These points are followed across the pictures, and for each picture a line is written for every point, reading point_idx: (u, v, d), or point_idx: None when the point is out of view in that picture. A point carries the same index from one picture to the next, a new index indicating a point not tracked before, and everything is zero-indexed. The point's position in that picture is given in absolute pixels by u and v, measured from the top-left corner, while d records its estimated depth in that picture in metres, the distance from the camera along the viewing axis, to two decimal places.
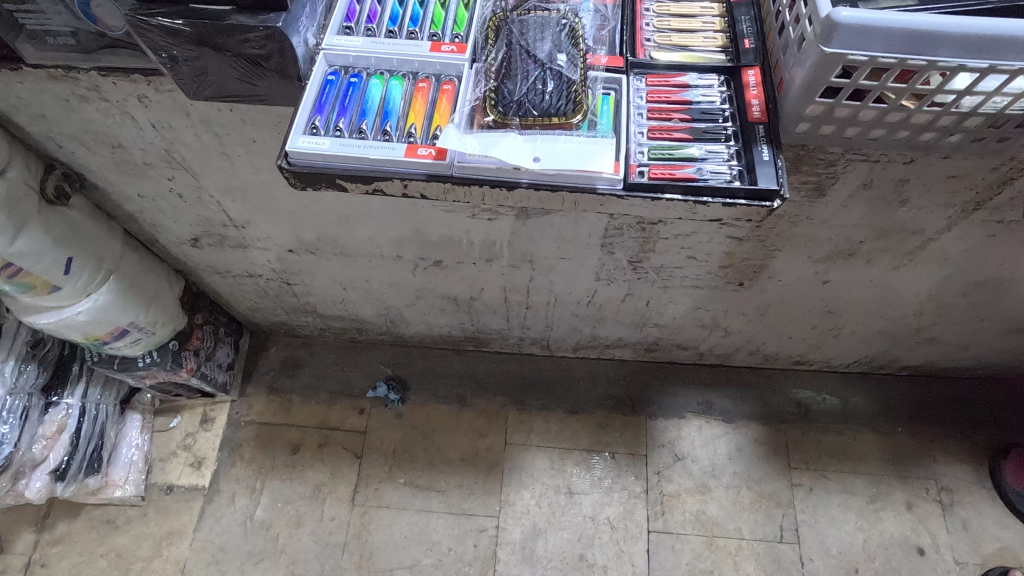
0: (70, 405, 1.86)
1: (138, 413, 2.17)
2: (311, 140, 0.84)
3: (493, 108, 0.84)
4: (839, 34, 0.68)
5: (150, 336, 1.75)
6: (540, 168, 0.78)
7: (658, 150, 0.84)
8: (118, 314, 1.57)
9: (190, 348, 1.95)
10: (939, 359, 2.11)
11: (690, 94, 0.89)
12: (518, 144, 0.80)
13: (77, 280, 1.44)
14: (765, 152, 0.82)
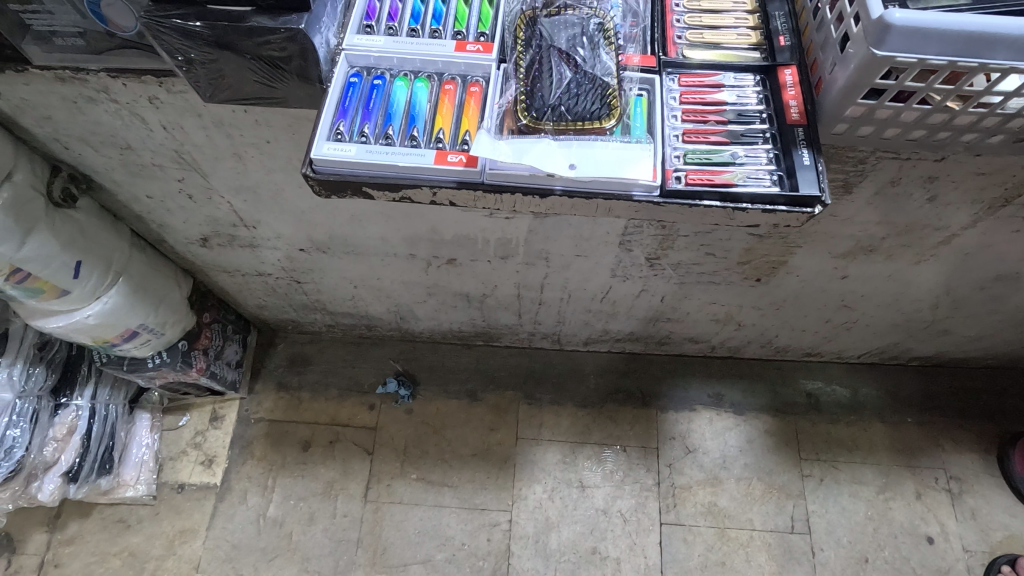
0: (80, 406, 1.83)
1: (147, 412, 2.16)
2: (336, 147, 0.81)
3: (526, 112, 0.81)
4: (891, 36, 0.66)
5: (160, 337, 1.72)
6: (575, 176, 0.76)
7: (694, 154, 0.82)
8: (128, 315, 1.54)
9: (199, 347, 1.93)
10: (951, 350, 2.11)
11: (726, 95, 0.86)
12: (552, 151, 0.77)
13: (87, 283, 1.41)
14: (805, 156, 0.80)
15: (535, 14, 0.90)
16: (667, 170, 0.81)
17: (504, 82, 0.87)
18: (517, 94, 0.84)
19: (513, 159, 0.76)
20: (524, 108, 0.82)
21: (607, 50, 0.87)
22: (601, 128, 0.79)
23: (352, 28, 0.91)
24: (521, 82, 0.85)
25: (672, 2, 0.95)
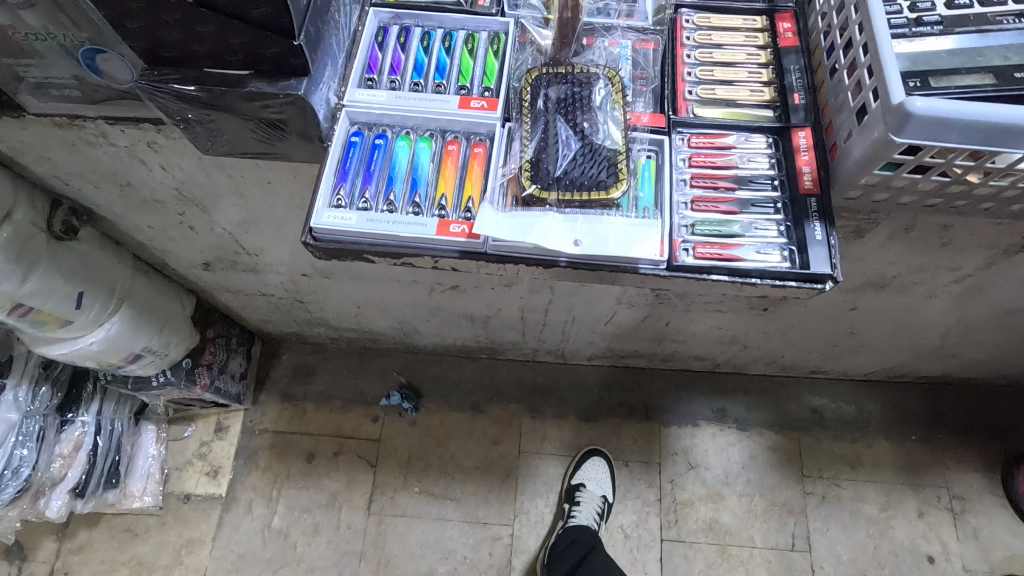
0: (86, 423, 1.86)
1: (155, 423, 2.19)
2: (337, 215, 0.79)
3: (531, 183, 0.78)
4: (912, 126, 0.63)
5: (164, 357, 1.72)
6: (580, 253, 0.74)
7: (703, 224, 0.80)
8: (132, 339, 1.54)
9: (204, 363, 1.93)
10: (960, 371, 2.08)
11: (738, 159, 0.84)
12: (557, 226, 0.75)
13: (89, 313, 1.41)
14: (818, 230, 0.77)
15: (543, 74, 0.86)
16: (675, 240, 0.79)
17: (508, 146, 0.83)
18: (523, 163, 0.80)
19: (517, 236, 0.74)
20: (531, 180, 0.78)
21: (617, 115, 0.82)
22: (610, 198, 0.76)
23: (354, 83, 0.88)
24: (526, 149, 0.81)
25: (683, 54, 0.92)
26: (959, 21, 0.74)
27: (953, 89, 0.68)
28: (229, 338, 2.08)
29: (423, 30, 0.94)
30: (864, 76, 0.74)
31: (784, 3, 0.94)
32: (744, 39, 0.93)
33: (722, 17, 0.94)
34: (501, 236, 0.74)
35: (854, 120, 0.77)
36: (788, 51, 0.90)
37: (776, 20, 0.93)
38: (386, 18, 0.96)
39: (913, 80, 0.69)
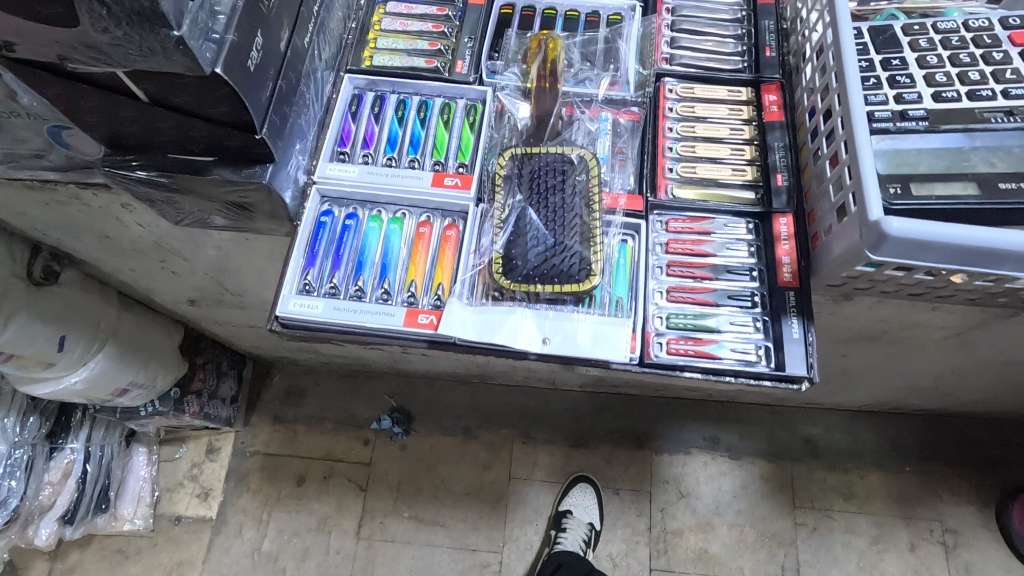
0: (75, 451, 1.77)
1: (148, 449, 2.05)
2: (303, 302, 0.78)
3: (503, 278, 0.76)
4: (888, 243, 0.61)
5: (152, 388, 1.70)
6: (549, 351, 0.72)
7: (678, 316, 0.78)
8: (117, 375, 1.52)
9: (194, 390, 1.87)
10: (979, 409, 1.90)
11: (716, 245, 0.82)
12: (527, 322, 0.73)
13: (71, 356, 1.40)
14: (795, 328, 0.75)
15: (519, 154, 0.82)
16: (649, 333, 0.78)
17: (482, 234, 0.81)
18: (496, 255, 0.77)
19: (484, 334, 0.73)
20: (502, 276, 0.76)
21: (593, 204, 0.78)
22: (581, 290, 0.74)
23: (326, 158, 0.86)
24: (498, 240, 0.78)
25: (665, 127, 0.89)
26: (945, 117, 0.71)
27: (935, 199, 0.65)
28: (227, 361, 2.03)
29: (399, 98, 0.92)
30: (844, 175, 0.71)
31: (771, 73, 0.90)
32: (728, 112, 0.90)
33: (706, 88, 0.91)
34: (468, 334, 0.73)
35: (834, 216, 0.74)
36: (774, 127, 0.87)
37: (762, 92, 0.90)
38: (361, 84, 0.93)
39: (894, 185, 0.66)
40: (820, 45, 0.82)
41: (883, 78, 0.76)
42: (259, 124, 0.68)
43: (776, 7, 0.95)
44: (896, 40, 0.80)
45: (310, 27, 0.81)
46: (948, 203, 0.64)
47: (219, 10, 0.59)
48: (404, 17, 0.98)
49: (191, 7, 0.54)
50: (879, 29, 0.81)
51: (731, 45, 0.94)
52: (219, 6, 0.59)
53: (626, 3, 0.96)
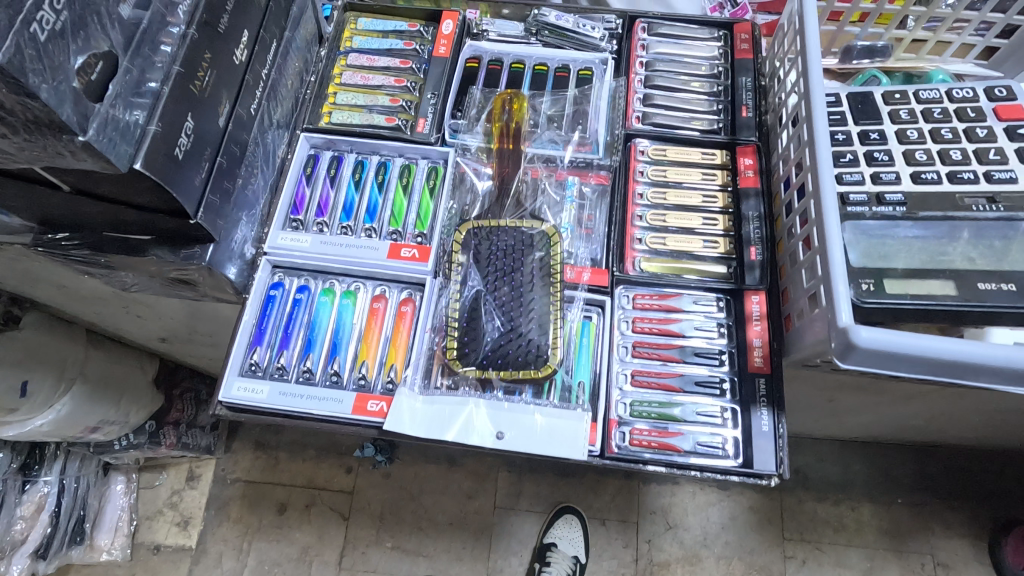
0: (48, 483, 1.42)
1: (123, 478, 1.61)
2: (248, 387, 0.74)
3: (458, 365, 0.72)
4: (855, 354, 0.56)
5: (126, 425, 1.43)
6: (503, 448, 0.68)
7: (644, 403, 0.74)
8: (87, 413, 1.30)
9: (170, 421, 1.54)
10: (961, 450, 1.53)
11: (685, 325, 0.77)
12: (480, 417, 0.69)
13: (36, 398, 1.21)
14: (765, 420, 0.71)
15: (476, 228, 0.78)
16: (612, 422, 0.74)
17: (438, 312, 0.77)
18: (451, 339, 0.73)
19: (435, 429, 0.68)
20: (458, 361, 0.72)
21: (553, 285, 0.74)
22: (539, 378, 0.70)
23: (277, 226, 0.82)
24: (452, 322, 0.74)
25: (635, 192, 0.85)
26: (924, 203, 0.67)
27: (908, 298, 0.61)
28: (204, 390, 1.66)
29: (357, 159, 0.88)
30: (816, 262, 0.67)
31: (747, 135, 0.86)
32: (701, 177, 0.85)
33: (679, 150, 0.87)
34: (418, 428, 0.69)
35: (806, 303, 0.70)
36: (748, 195, 0.82)
37: (737, 155, 0.85)
38: (318, 142, 0.88)
39: (866, 281, 0.62)
40: (796, 113, 0.78)
41: (860, 153, 0.72)
42: (192, 209, 0.64)
43: (755, 61, 0.90)
44: (875, 109, 0.75)
45: (258, 92, 0.77)
46: (916, 304, 0.60)
47: (139, 103, 0.55)
48: (365, 70, 0.94)
49: (102, 111, 0.50)
50: (859, 95, 0.77)
51: (706, 103, 0.90)
52: (140, 97, 0.55)
53: (598, 57, 0.93)
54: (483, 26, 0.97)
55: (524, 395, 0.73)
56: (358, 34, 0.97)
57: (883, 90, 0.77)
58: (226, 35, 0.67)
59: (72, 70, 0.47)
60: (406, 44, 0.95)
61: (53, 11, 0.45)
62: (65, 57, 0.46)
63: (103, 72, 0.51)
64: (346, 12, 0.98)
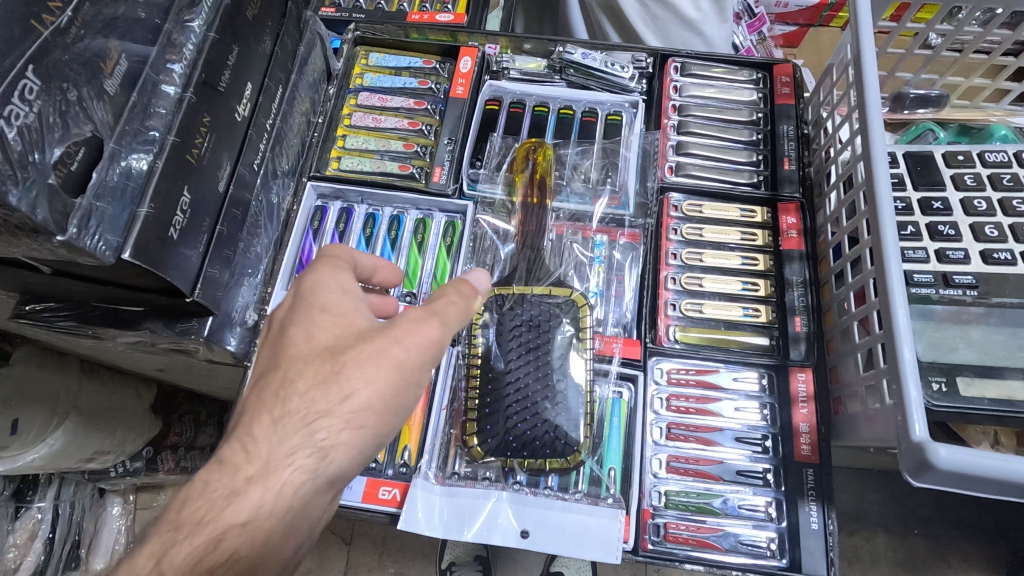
0: (44, 509, 1.14)
1: (121, 498, 1.26)
2: None
3: (481, 453, 0.65)
4: (933, 471, 0.49)
5: (120, 456, 1.12)
6: (529, 548, 0.63)
7: (680, 493, 0.68)
8: (80, 448, 1.00)
9: (169, 444, 1.21)
10: None
11: (723, 404, 0.72)
12: (503, 513, 0.64)
13: (27, 436, 0.93)
14: (814, 517, 0.65)
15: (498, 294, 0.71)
16: (645, 512, 0.68)
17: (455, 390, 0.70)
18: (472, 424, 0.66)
19: (455, 527, 0.64)
20: (480, 448, 0.65)
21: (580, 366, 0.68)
22: (566, 467, 0.65)
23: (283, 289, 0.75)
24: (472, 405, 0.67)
25: (668, 251, 0.79)
26: (997, 286, 0.61)
27: (986, 403, 0.55)
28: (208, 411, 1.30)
29: (368, 211, 0.82)
30: (877, 350, 0.61)
31: (790, 191, 0.79)
32: (740, 236, 0.79)
33: (715, 205, 0.80)
34: (436, 524, 0.64)
35: (861, 390, 0.64)
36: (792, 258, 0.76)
37: (779, 213, 0.79)
38: (325, 191, 0.82)
39: (938, 380, 0.56)
40: (848, 174, 0.71)
41: (923, 225, 0.66)
42: (189, 288, 0.58)
43: (797, 107, 0.84)
44: (936, 172, 0.69)
45: (262, 144, 0.70)
46: (995, 410, 0.55)
47: (142, 147, 0.51)
48: (376, 111, 0.87)
49: (84, 203, 0.44)
50: (917, 155, 0.70)
51: (744, 153, 0.83)
52: (144, 143, 0.51)
53: (628, 100, 0.86)
54: (503, 64, 0.90)
55: (549, 484, 0.67)
56: (369, 71, 0.90)
57: (944, 150, 0.70)
58: (227, 93, 0.61)
59: (43, 164, 0.41)
60: (421, 83, 0.88)
61: (23, 102, 0.40)
62: (34, 151, 0.41)
63: (86, 159, 0.46)
64: (356, 46, 0.92)
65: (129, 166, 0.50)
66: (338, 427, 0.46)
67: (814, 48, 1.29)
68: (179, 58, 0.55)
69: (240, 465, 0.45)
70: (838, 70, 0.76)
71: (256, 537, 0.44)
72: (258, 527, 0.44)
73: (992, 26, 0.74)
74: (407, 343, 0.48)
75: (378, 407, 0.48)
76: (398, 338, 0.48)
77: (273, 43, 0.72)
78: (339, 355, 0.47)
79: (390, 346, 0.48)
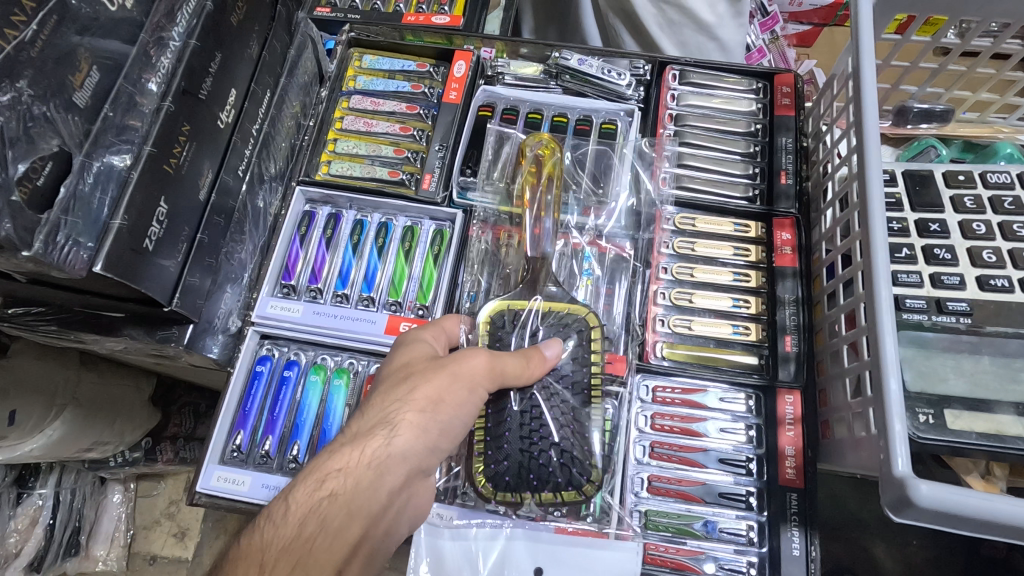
0: (45, 497, 1.14)
1: (121, 486, 1.26)
2: (229, 477, 0.68)
3: (492, 491, 0.62)
4: (911, 508, 0.48)
5: (121, 443, 1.11)
6: None
7: (662, 514, 0.67)
8: (79, 439, 0.99)
9: (168, 435, 1.20)
10: None
11: (708, 424, 0.71)
12: (516, 550, 0.63)
13: (26, 428, 0.93)
14: (796, 542, 0.64)
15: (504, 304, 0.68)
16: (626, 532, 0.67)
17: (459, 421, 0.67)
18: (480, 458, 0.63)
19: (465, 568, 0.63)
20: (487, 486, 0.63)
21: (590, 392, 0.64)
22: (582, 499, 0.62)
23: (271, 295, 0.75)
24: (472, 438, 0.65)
25: (659, 265, 0.77)
26: (992, 314, 0.60)
27: (973, 437, 0.54)
28: (208, 402, 1.27)
29: (356, 217, 0.81)
30: (865, 377, 0.59)
31: (786, 206, 0.77)
32: (733, 252, 0.77)
33: (709, 219, 0.79)
34: (443, 569, 0.63)
35: (848, 415, 0.63)
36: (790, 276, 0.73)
37: (774, 228, 0.77)
38: (314, 196, 0.81)
39: (925, 412, 0.55)
40: (844, 192, 0.70)
41: (918, 247, 0.64)
42: (166, 298, 0.57)
43: (796, 119, 0.82)
44: (934, 192, 0.67)
45: (248, 149, 0.70)
46: (979, 443, 0.54)
47: (113, 156, 0.50)
48: (368, 114, 0.86)
49: (50, 219, 0.44)
50: (917, 174, 0.68)
51: (741, 165, 0.81)
52: (117, 152, 0.51)
53: (623, 108, 0.85)
54: (498, 68, 0.89)
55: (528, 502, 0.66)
56: (363, 73, 0.89)
57: (945, 170, 0.68)
58: (208, 101, 0.60)
59: (7, 181, 0.42)
60: (414, 88, 0.87)
61: None
62: None
63: (54, 173, 0.45)
64: (351, 47, 0.91)
65: (110, 164, 0.50)
66: (408, 416, 0.56)
67: (828, 46, 1.28)
68: (161, 60, 0.55)
69: (337, 441, 0.56)
70: (839, 83, 0.74)
71: (342, 491, 0.53)
72: (349, 479, 0.53)
73: (1003, 38, 0.71)
74: (471, 369, 0.58)
75: (437, 406, 0.57)
76: (459, 368, 0.57)
77: (261, 47, 0.72)
78: (414, 368, 0.59)
79: (452, 360, 0.58)
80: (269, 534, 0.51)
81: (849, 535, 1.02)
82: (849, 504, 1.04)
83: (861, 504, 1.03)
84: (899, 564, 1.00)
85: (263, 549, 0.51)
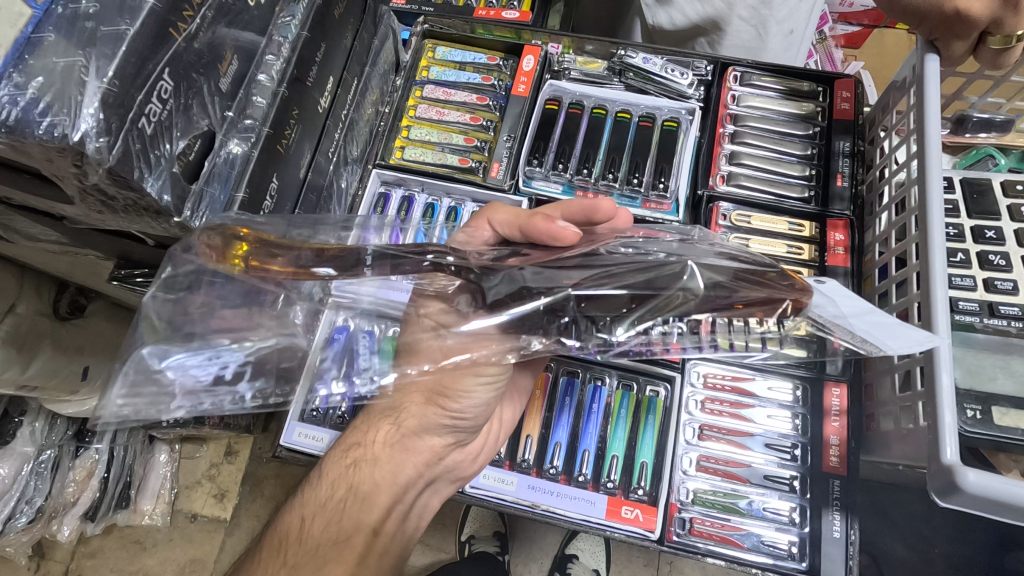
0: (101, 451, 1.16)
1: (167, 446, 1.32)
2: (308, 434, 0.74)
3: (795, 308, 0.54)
4: (959, 496, 0.51)
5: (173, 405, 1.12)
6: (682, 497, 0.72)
7: (708, 491, 0.72)
8: None
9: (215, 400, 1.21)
10: None
11: (757, 411, 0.74)
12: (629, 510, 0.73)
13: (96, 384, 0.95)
14: (837, 525, 0.68)
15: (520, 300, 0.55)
16: (673, 506, 0.71)
17: (568, 382, 0.78)
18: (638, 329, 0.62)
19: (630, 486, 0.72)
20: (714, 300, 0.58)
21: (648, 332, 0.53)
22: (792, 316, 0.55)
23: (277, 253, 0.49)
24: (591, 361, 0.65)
25: (719, 212, 0.82)
26: None
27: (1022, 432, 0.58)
28: None
29: (428, 201, 0.86)
30: (914, 372, 0.61)
31: (840, 208, 0.80)
32: (786, 249, 0.80)
33: (764, 217, 0.82)
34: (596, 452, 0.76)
35: (895, 409, 0.66)
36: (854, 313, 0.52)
37: (828, 228, 0.80)
38: (389, 179, 0.87)
39: (973, 408, 0.60)
40: (902, 197, 0.71)
41: (973, 253, 0.67)
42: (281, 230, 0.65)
43: (855, 123, 0.84)
44: (991, 201, 0.69)
45: (337, 133, 0.76)
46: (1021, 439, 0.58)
47: (239, 134, 0.57)
48: (440, 104, 0.91)
49: (197, 188, 0.52)
50: (975, 183, 0.71)
51: (797, 166, 0.84)
52: (243, 131, 0.58)
53: (685, 107, 0.87)
54: (564, 64, 0.93)
55: (584, 472, 0.73)
56: (435, 64, 0.94)
57: (1003, 179, 0.70)
58: (312, 87, 0.67)
59: (170, 155, 0.48)
60: (484, 79, 0.92)
61: (159, 102, 0.46)
62: (165, 142, 0.47)
63: (200, 150, 0.52)
64: (424, 39, 0.96)
65: (232, 149, 0.57)
66: None
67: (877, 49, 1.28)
68: (277, 53, 0.61)
69: (395, 425, 0.61)
70: (898, 90, 0.76)
71: (383, 458, 0.60)
72: (388, 449, 0.60)
73: None
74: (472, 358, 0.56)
75: (451, 398, 0.59)
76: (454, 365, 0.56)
77: (353, 38, 0.76)
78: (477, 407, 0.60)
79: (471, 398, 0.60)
80: (334, 484, 0.59)
81: (869, 536, 1.05)
82: (873, 508, 1.06)
83: (882, 505, 1.06)
84: (919, 569, 1.02)
85: (329, 496, 0.59)
